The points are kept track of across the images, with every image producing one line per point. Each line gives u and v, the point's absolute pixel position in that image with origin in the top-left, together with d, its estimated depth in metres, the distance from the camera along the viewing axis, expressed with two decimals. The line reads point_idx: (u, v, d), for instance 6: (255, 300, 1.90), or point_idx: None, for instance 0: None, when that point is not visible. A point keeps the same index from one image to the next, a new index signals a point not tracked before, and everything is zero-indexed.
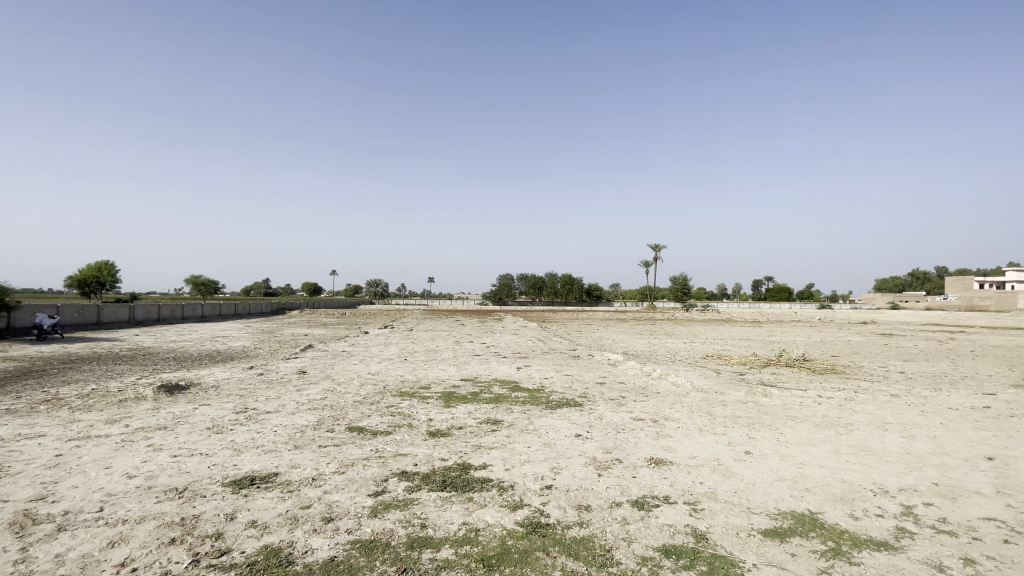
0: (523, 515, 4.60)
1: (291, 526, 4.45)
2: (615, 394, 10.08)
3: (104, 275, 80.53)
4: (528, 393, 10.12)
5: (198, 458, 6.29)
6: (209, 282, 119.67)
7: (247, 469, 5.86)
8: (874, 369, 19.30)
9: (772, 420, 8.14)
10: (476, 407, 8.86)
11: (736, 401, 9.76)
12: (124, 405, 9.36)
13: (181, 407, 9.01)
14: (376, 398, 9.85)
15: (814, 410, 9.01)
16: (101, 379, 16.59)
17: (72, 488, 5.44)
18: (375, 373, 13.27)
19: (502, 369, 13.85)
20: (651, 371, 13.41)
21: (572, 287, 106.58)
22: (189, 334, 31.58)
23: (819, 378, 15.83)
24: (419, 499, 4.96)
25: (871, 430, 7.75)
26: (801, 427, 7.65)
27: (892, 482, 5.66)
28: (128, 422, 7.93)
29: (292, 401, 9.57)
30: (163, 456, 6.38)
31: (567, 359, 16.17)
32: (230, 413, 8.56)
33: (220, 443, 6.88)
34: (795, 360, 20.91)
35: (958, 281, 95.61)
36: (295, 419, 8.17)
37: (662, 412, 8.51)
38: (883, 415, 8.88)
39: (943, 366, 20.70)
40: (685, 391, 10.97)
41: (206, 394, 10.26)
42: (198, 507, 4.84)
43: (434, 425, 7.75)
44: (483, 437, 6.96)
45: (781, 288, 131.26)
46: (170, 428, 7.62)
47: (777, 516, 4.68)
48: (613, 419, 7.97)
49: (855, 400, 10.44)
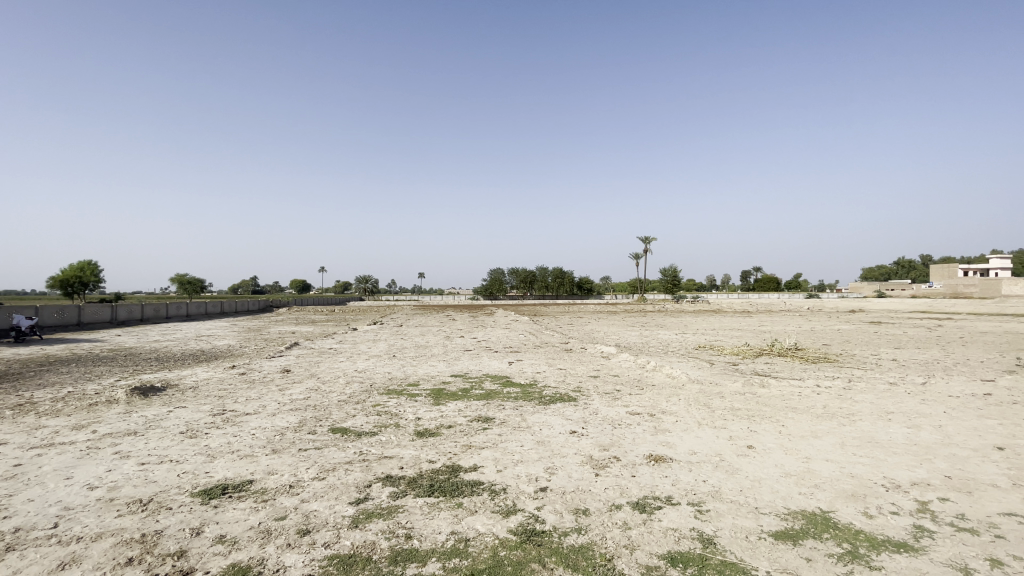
0: (517, 522, 4.26)
1: (263, 540, 4.08)
2: (610, 388, 9.77)
3: (87, 275, 78.80)
4: (520, 388, 9.78)
5: (168, 465, 5.87)
6: (196, 282, 117.85)
7: (220, 477, 5.46)
8: (867, 357, 19.20)
9: (772, 411, 7.87)
10: (466, 404, 8.50)
11: (734, 392, 9.49)
12: (95, 410, 8.87)
13: (155, 410, 8.55)
14: (362, 396, 9.45)
15: (815, 400, 8.76)
16: (78, 381, 16.02)
17: (27, 502, 5.00)
18: (362, 370, 12.87)
19: (493, 363, 13.52)
20: (645, 363, 13.09)
21: (563, 280, 106.43)
22: (174, 333, 30.84)
23: (814, 368, 15.67)
24: (404, 507, 4.59)
25: (874, 420, 7.51)
26: (803, 419, 7.38)
27: (904, 476, 5.39)
28: (96, 428, 7.47)
29: (273, 401, 9.14)
30: (130, 464, 5.96)
31: (560, 353, 15.86)
32: (207, 416, 8.13)
33: (192, 448, 6.46)
34: (788, 349, 20.76)
35: (944, 269, 96.64)
36: (275, 420, 7.76)
37: (659, 406, 8.19)
38: (885, 404, 8.65)
39: (934, 353, 20.68)
40: (681, 383, 10.69)
41: (183, 396, 9.80)
42: (162, 522, 4.44)
43: (422, 424, 7.39)
44: (473, 436, 6.60)
45: (769, 278, 131.88)
46: (140, 433, 7.17)
47: (787, 516, 4.37)
48: (609, 414, 7.65)
49: (853, 389, 10.22)
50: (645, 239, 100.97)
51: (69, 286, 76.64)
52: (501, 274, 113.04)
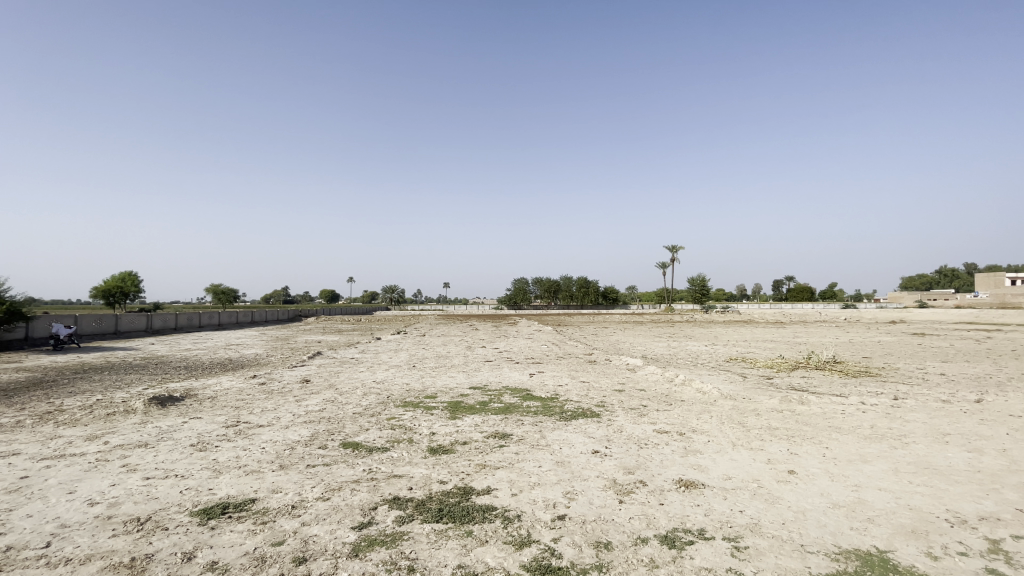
0: (531, 555, 3.85)
1: (255, 569, 3.77)
2: (635, 404, 9.26)
3: (128, 284, 81.62)
4: (541, 403, 9.35)
5: (172, 481, 5.65)
6: (230, 290, 120.83)
7: (222, 495, 5.20)
8: (911, 371, 18.08)
9: (813, 431, 7.27)
10: (484, 419, 8.14)
11: (771, 409, 8.86)
12: (112, 419, 8.82)
13: (169, 421, 8.41)
14: (378, 409, 9.17)
15: (859, 419, 8.09)
16: (107, 389, 16.26)
17: (24, 518, 4.81)
18: (381, 380, 12.63)
19: (514, 375, 13.12)
20: (674, 377, 12.46)
21: (588, 290, 105.39)
22: (205, 342, 31.42)
23: (854, 383, 14.78)
24: (409, 534, 4.23)
25: (929, 443, 6.83)
26: (849, 441, 6.76)
27: (970, 510, 4.78)
28: (108, 439, 7.34)
29: (288, 413, 8.93)
30: (135, 478, 5.77)
31: (583, 365, 15.40)
32: (220, 427, 7.95)
33: (200, 462, 6.25)
34: (825, 362, 19.73)
35: (989, 278, 92.31)
36: (287, 434, 7.53)
37: (688, 424, 7.66)
38: (938, 424, 7.92)
39: (984, 367, 19.39)
40: (712, 398, 10.10)
41: (200, 406, 9.68)
42: (154, 544, 4.19)
43: (436, 440, 7.04)
44: (488, 454, 6.22)
45: (802, 288, 128.06)
46: (150, 445, 7.01)
47: (838, 556, 3.85)
48: (634, 432, 7.17)
49: (901, 407, 9.48)
50: (671, 247, 98.58)
51: (111, 296, 79.43)
52: (526, 284, 112.57)
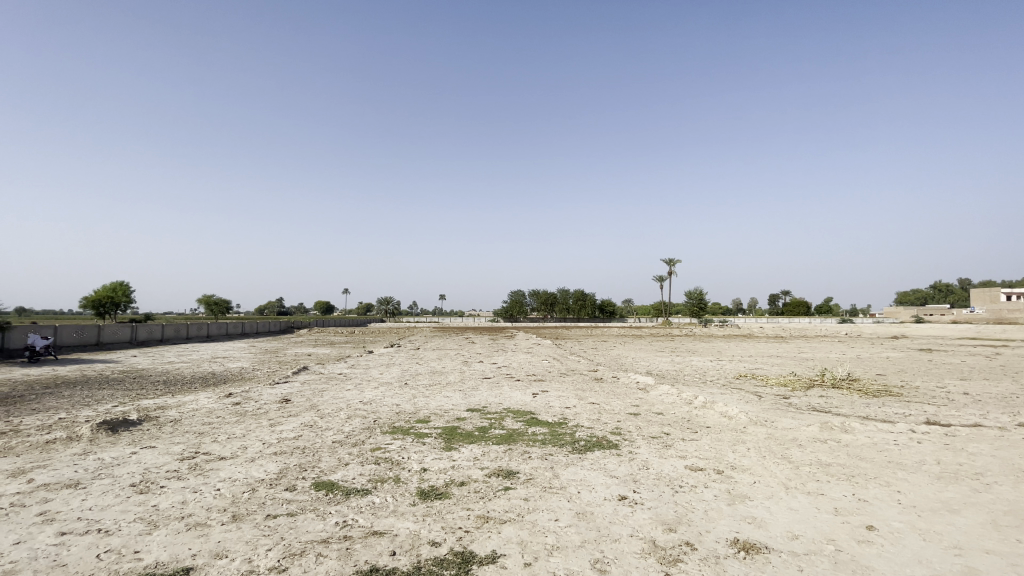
0: None
1: None
2: (656, 431, 8.14)
3: (119, 295, 79.55)
4: (548, 430, 8.18)
5: (92, 539, 4.46)
6: (222, 304, 118.72)
7: (149, 563, 4.01)
8: (933, 391, 16.96)
9: (873, 468, 6.16)
10: (484, 451, 6.98)
11: (811, 439, 7.72)
12: (50, 448, 7.56)
13: (115, 452, 7.18)
14: (362, 437, 7.97)
15: (920, 452, 6.98)
16: (73, 407, 14.89)
17: None
18: (367, 401, 11.40)
19: (514, 395, 11.94)
20: (690, 397, 11.33)
21: (585, 304, 103.90)
22: (190, 355, 29.97)
23: (881, 404, 13.61)
24: None
25: (1014, 484, 5.72)
26: (921, 483, 5.66)
27: None
28: (34, 477, 6.11)
29: (257, 442, 7.76)
30: (47, 535, 4.56)
31: (589, 383, 14.20)
32: (172, 461, 6.74)
33: (135, 511, 5.04)
34: (841, 380, 18.57)
35: (985, 294, 91.87)
36: (250, 470, 6.34)
37: (725, 459, 6.53)
38: (1012, 459, 6.79)
39: (1009, 386, 18.21)
40: (739, 424, 8.98)
41: (156, 433, 8.42)
42: None
43: (428, 479, 5.85)
44: (491, 501, 5.06)
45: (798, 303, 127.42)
46: (80, 486, 5.78)
47: None
48: (663, 470, 6.04)
49: (955, 435, 8.36)
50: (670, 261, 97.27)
51: (101, 307, 77.73)
52: (522, 296, 111.23)
